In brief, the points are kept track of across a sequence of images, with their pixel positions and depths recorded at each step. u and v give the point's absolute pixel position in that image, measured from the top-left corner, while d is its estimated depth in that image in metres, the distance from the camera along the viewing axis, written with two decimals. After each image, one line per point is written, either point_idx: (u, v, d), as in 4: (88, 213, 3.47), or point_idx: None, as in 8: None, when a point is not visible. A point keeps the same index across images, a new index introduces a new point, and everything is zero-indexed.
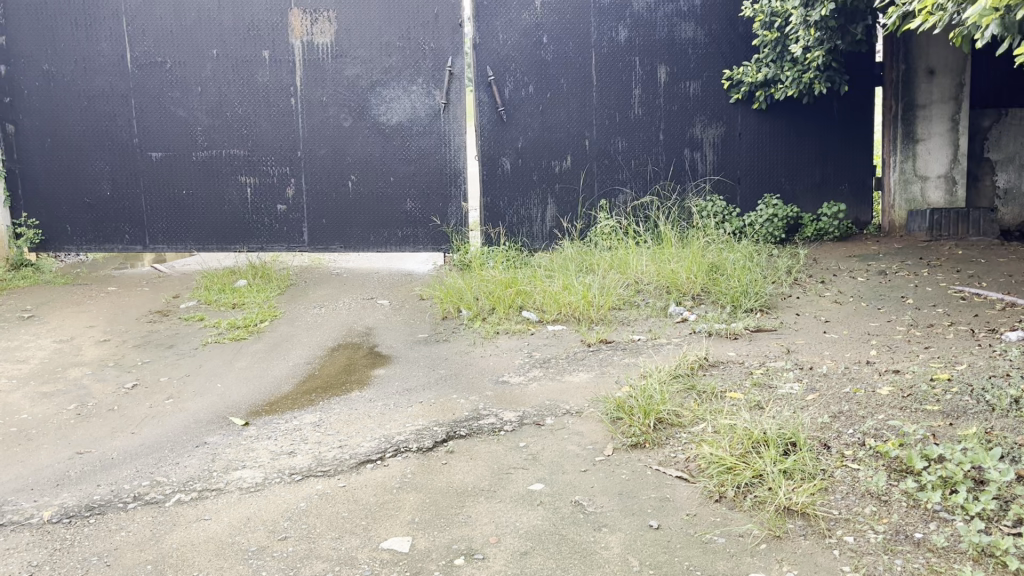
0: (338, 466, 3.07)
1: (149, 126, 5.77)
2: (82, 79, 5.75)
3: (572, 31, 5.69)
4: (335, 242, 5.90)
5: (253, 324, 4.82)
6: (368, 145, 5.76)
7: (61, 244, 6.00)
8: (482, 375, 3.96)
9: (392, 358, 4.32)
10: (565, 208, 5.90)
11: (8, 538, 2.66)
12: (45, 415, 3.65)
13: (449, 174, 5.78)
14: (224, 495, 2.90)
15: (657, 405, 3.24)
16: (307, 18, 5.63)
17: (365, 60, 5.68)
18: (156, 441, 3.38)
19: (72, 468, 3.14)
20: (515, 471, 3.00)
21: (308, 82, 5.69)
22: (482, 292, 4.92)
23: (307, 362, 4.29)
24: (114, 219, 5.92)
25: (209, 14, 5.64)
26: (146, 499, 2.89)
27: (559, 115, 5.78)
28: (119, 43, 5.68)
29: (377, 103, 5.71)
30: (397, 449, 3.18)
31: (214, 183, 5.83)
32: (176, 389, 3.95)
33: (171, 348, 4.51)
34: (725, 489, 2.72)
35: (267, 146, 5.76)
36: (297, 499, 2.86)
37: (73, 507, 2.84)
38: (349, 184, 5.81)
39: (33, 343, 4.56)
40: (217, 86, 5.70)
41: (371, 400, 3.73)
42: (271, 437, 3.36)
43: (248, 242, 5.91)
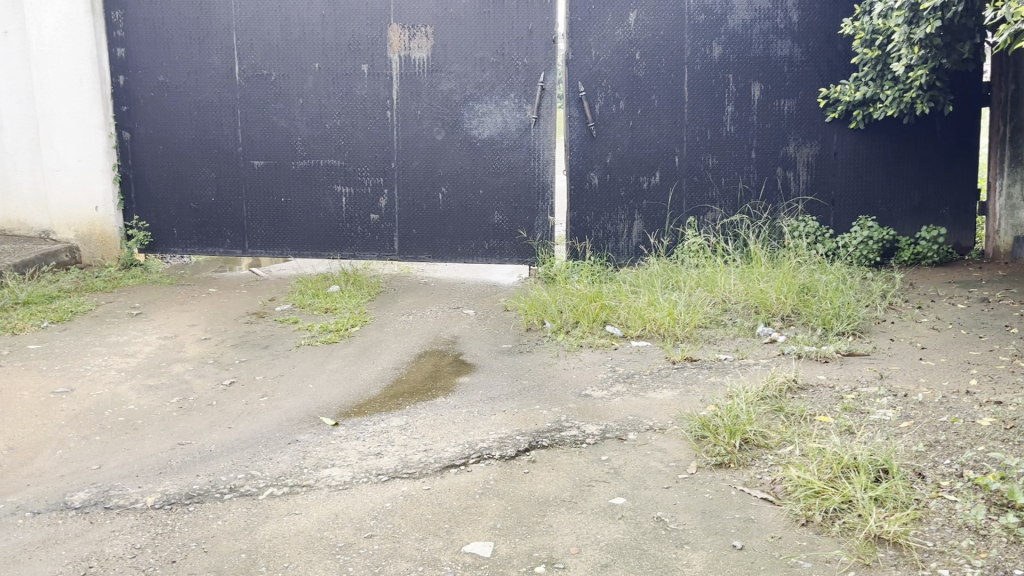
0: (423, 470, 3.14)
1: (253, 136, 6.02)
2: (193, 90, 6.03)
3: (665, 47, 5.67)
4: (423, 251, 6.05)
5: (344, 328, 4.96)
6: (459, 157, 5.88)
7: (167, 246, 6.31)
8: (565, 388, 3.97)
9: (477, 366, 4.38)
10: (652, 223, 5.88)
11: (115, 521, 2.82)
12: (149, 407, 3.85)
13: (538, 188, 5.85)
14: (314, 491, 3.00)
15: (743, 425, 3.20)
16: (406, 33, 5.78)
17: (459, 75, 5.80)
18: (250, 436, 3.52)
19: (174, 458, 3.30)
20: (596, 484, 3.01)
21: (405, 95, 5.85)
22: (566, 305, 4.93)
23: (394, 367, 4.39)
24: (217, 223, 6.19)
25: (312, 29, 5.84)
26: (241, 491, 3.01)
27: (649, 131, 5.77)
28: (229, 56, 5.95)
29: (469, 117, 5.83)
30: (480, 456, 3.24)
31: (311, 192, 6.04)
32: (270, 388, 4.10)
33: (266, 348, 4.70)
34: (813, 513, 2.67)
35: (363, 157, 5.94)
36: (383, 499, 2.94)
37: (175, 495, 2.99)
38: (440, 195, 5.95)
39: (140, 338, 4.81)
40: (318, 98, 5.91)
41: (455, 406, 3.80)
42: (359, 437, 3.46)
43: (341, 249, 6.11)
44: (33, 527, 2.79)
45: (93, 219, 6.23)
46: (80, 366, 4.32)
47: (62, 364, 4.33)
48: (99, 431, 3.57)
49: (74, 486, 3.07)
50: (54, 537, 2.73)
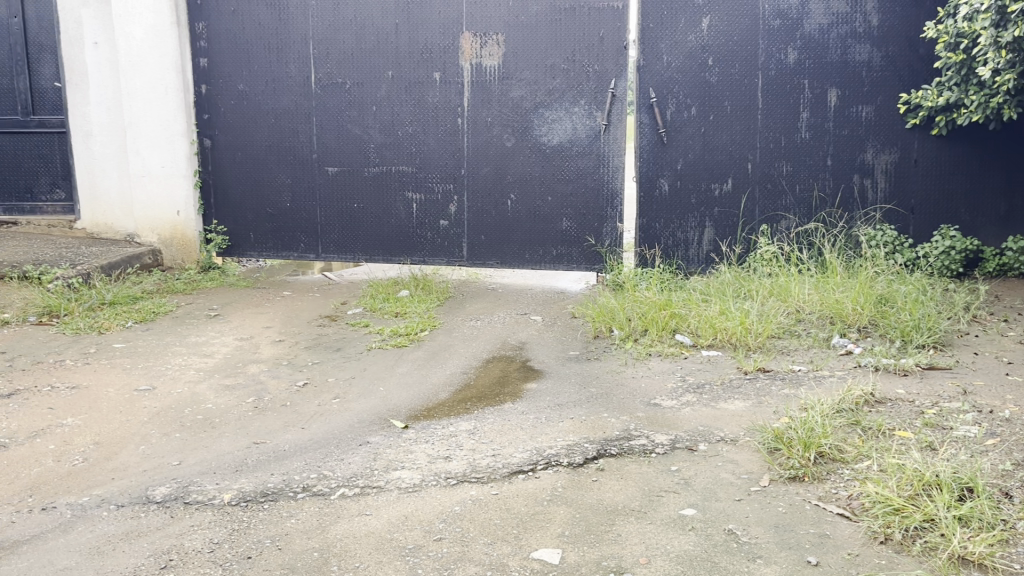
0: (492, 475, 3.15)
1: (327, 143, 6.14)
2: (271, 99, 6.19)
3: (739, 53, 5.58)
4: (491, 258, 6.09)
5: (414, 332, 5.02)
6: (528, 164, 5.90)
7: (244, 250, 6.49)
8: (634, 396, 3.94)
9: (544, 372, 4.39)
10: (724, 231, 5.80)
11: (193, 516, 2.91)
12: (226, 406, 3.96)
13: (607, 195, 5.83)
14: (384, 493, 3.04)
15: (819, 438, 3.13)
16: (477, 41, 5.83)
17: (530, 82, 5.82)
18: (322, 437, 3.58)
19: (249, 457, 3.38)
20: (666, 494, 2.98)
21: (476, 102, 5.89)
22: (635, 313, 4.89)
23: (463, 372, 4.43)
24: (292, 228, 6.34)
25: (386, 38, 5.94)
26: (314, 490, 3.07)
27: (722, 137, 5.69)
28: (306, 65, 6.09)
29: (539, 124, 5.84)
30: (548, 462, 3.23)
31: (383, 198, 6.14)
32: (342, 390, 4.18)
33: (338, 351, 4.79)
34: (892, 531, 2.59)
35: (433, 164, 6.01)
36: (451, 502, 2.96)
37: (250, 492, 3.06)
38: (509, 202, 5.98)
39: (217, 339, 4.95)
40: (391, 106, 6.01)
41: (523, 412, 3.80)
42: (429, 441, 3.49)
43: (411, 254, 6.19)
44: (117, 519, 2.90)
45: (175, 224, 6.45)
46: (162, 365, 4.47)
47: (145, 363, 4.49)
48: (179, 428, 3.68)
49: (156, 481, 3.18)
50: (136, 530, 2.82)
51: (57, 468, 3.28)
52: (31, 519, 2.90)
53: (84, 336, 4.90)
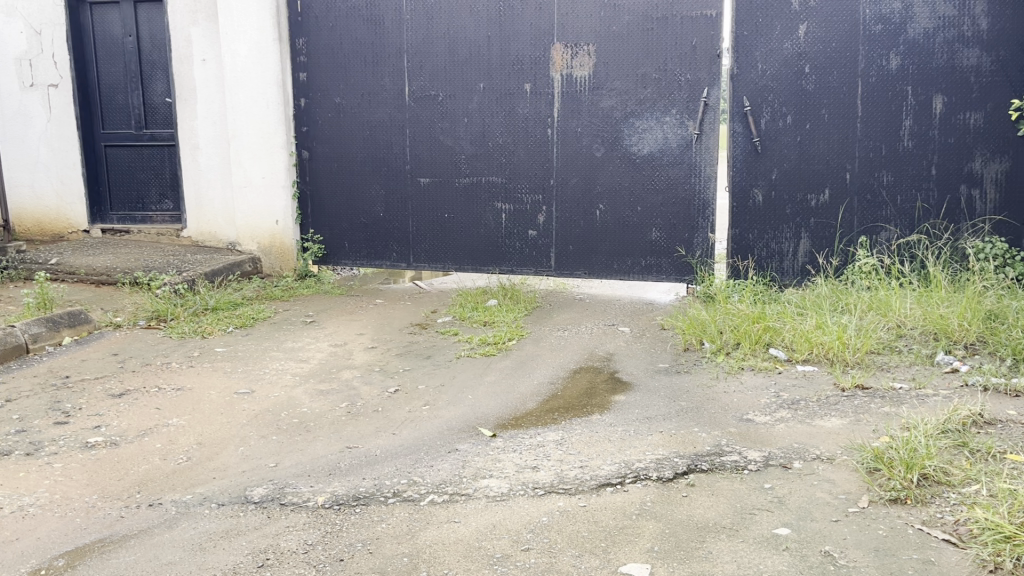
0: (579, 486, 3.14)
1: (420, 155, 6.26)
2: (367, 111, 6.34)
3: (837, 59, 5.41)
4: (580, 268, 6.09)
5: (502, 341, 5.06)
6: (618, 174, 5.88)
7: (339, 258, 6.67)
8: (726, 411, 3.86)
9: (632, 385, 4.34)
10: (820, 243, 5.64)
11: (289, 517, 3.00)
12: (321, 410, 4.07)
13: (698, 205, 5.76)
14: (472, 501, 3.07)
15: (922, 459, 3.00)
16: (568, 52, 5.83)
17: (621, 92, 5.79)
18: (413, 443, 3.64)
19: (343, 461, 3.47)
20: (759, 512, 2.90)
21: (566, 113, 5.90)
22: (727, 326, 4.79)
23: (550, 382, 4.43)
24: (385, 238, 6.48)
25: (478, 50, 6.00)
26: (404, 496, 3.12)
27: (819, 146, 5.53)
28: (400, 78, 6.21)
29: (630, 134, 5.81)
30: (637, 476, 3.20)
31: (473, 208, 6.21)
32: (432, 397, 4.24)
33: (429, 358, 4.86)
34: (1003, 559, 2.46)
35: (523, 175, 6.05)
36: (539, 513, 2.96)
37: (343, 496, 3.14)
38: (598, 212, 5.97)
39: (313, 345, 5.10)
40: (482, 117, 6.08)
41: (612, 424, 3.78)
42: (517, 450, 3.51)
43: (500, 264, 6.25)
44: (217, 517, 3.01)
45: (274, 232, 6.68)
46: (261, 369, 4.64)
47: (245, 367, 4.66)
48: (276, 431, 3.80)
49: (254, 482, 3.29)
50: (235, 528, 2.93)
51: (163, 466, 3.43)
52: (139, 514, 3.05)
53: (189, 340, 5.13)
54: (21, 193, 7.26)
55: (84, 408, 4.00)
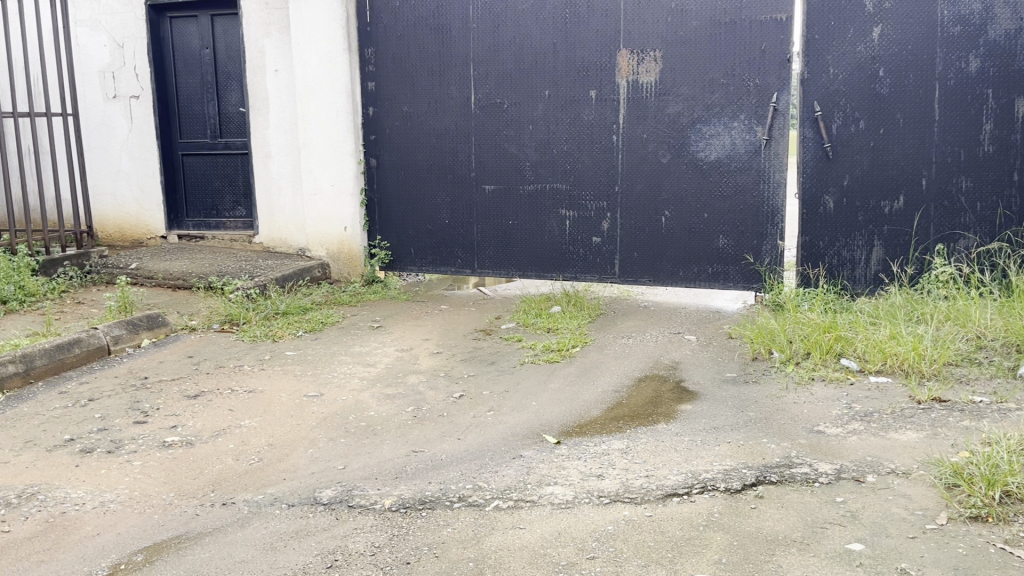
0: (645, 496, 3.11)
1: (485, 162, 6.30)
2: (433, 119, 6.41)
3: (913, 63, 5.26)
4: (645, 275, 6.04)
5: (566, 348, 5.05)
6: (684, 180, 5.82)
7: (405, 264, 6.75)
8: (795, 423, 3.78)
9: (699, 394, 4.28)
10: (895, 251, 5.49)
11: (356, 519, 3.04)
12: (388, 414, 4.12)
13: (767, 212, 5.66)
14: (537, 508, 3.06)
15: (1005, 476, 2.88)
16: (634, 58, 5.80)
17: (687, 98, 5.73)
18: (477, 449, 3.66)
19: (409, 464, 3.51)
20: (830, 526, 2.83)
21: (631, 119, 5.87)
22: (796, 335, 4.69)
23: (615, 390, 4.40)
24: (450, 244, 6.54)
25: (544, 58, 6.02)
26: (469, 501, 3.14)
27: (893, 151, 5.38)
28: (466, 86, 6.27)
29: (696, 140, 5.75)
30: (704, 487, 3.15)
31: (538, 215, 6.23)
32: (496, 403, 4.25)
33: (493, 364, 4.88)
34: None
35: (588, 181, 6.04)
36: (605, 521, 2.94)
37: (409, 499, 3.17)
38: (663, 219, 5.91)
39: (379, 350, 5.17)
40: (547, 125, 6.09)
41: (678, 434, 3.73)
42: (581, 458, 3.49)
43: (564, 270, 6.24)
44: (288, 518, 3.08)
45: (343, 239, 6.80)
46: (329, 373, 4.72)
47: (314, 370, 4.75)
48: (343, 434, 3.87)
49: (323, 483, 3.35)
50: (305, 529, 2.98)
51: (236, 466, 3.52)
52: (213, 512, 3.13)
53: (261, 343, 5.25)
54: (103, 200, 7.57)
55: (161, 408, 4.14)
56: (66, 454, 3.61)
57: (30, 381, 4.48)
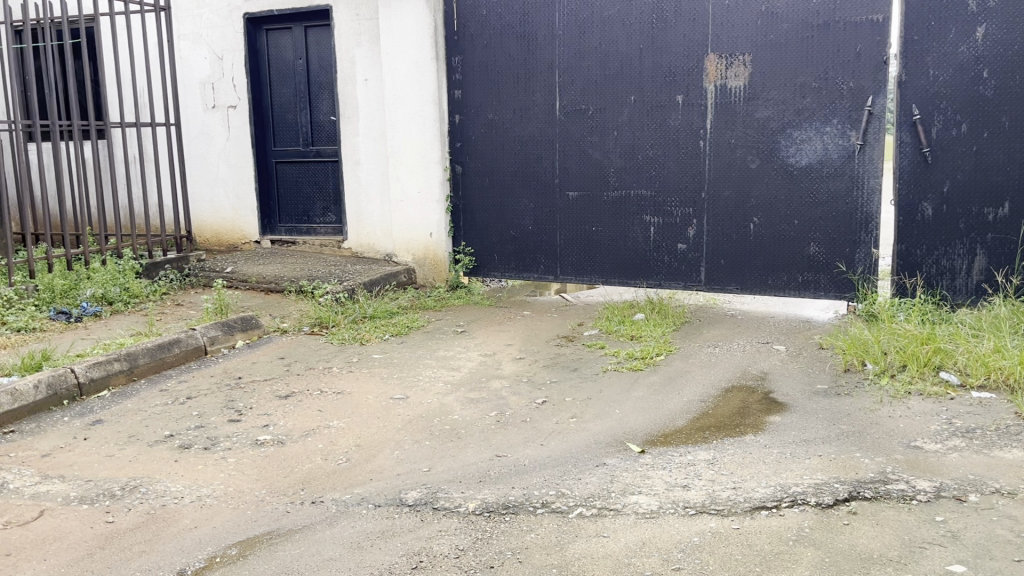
0: (732, 508, 3.04)
1: (569, 169, 6.30)
2: (518, 126, 6.44)
3: (1020, 63, 5.01)
4: (732, 283, 5.93)
5: (650, 356, 4.99)
6: (773, 187, 5.70)
7: (488, 270, 6.81)
8: (891, 437, 3.64)
9: (789, 406, 4.17)
10: (998, 259, 5.24)
11: (441, 521, 3.07)
12: (472, 418, 4.16)
13: (861, 218, 5.49)
14: (621, 516, 3.04)
15: None
16: (723, 62, 5.71)
17: (777, 102, 5.61)
18: (560, 455, 3.65)
19: (492, 469, 3.53)
20: (929, 546, 2.72)
21: (719, 124, 5.78)
22: (892, 347, 4.53)
23: (701, 399, 4.32)
24: (534, 251, 6.56)
25: (630, 63, 5.98)
26: (553, 507, 3.14)
27: (997, 156, 5.14)
28: (552, 93, 6.28)
29: (787, 145, 5.62)
30: (794, 500, 3.07)
31: (622, 221, 6.19)
32: (579, 410, 4.24)
33: (576, 371, 4.87)
34: None
35: (673, 187, 5.97)
36: (690, 533, 2.89)
37: (493, 504, 3.18)
38: (752, 226, 5.80)
39: (463, 354, 5.22)
40: (632, 131, 6.04)
41: (766, 445, 3.65)
42: (666, 467, 3.45)
43: (648, 277, 6.19)
44: (374, 518, 3.13)
45: (428, 244, 6.90)
46: (415, 376, 4.80)
47: (400, 373, 4.83)
48: (428, 436, 3.92)
49: (408, 485, 3.40)
50: (391, 529, 3.03)
51: (325, 466, 3.61)
52: (303, 510, 3.21)
53: (349, 346, 5.38)
54: (201, 205, 7.89)
55: (254, 408, 4.27)
56: (166, 450, 3.77)
57: (133, 379, 4.69)
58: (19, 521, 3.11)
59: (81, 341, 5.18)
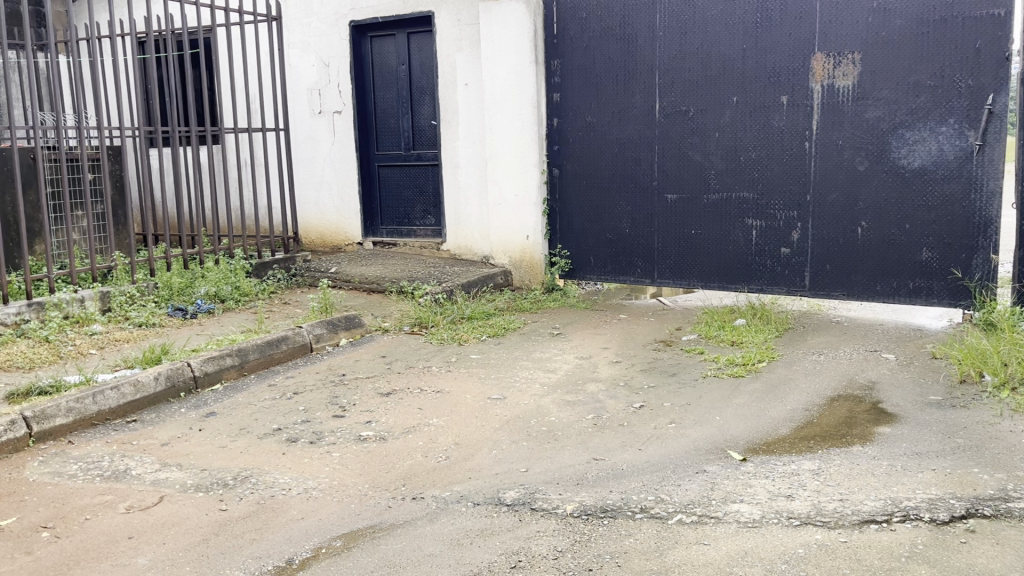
0: (840, 520, 2.95)
1: (668, 171, 6.23)
2: (617, 129, 6.41)
3: None
4: (838, 289, 5.76)
5: (752, 362, 4.88)
6: (884, 190, 5.49)
7: (584, 273, 6.80)
8: (1012, 453, 3.45)
9: (899, 417, 4.01)
10: None
11: (539, 522, 3.09)
12: (569, 420, 4.16)
13: (978, 222, 5.23)
14: (722, 525, 2.98)
15: None
16: (831, 61, 5.54)
17: (889, 101, 5.40)
18: (659, 461, 3.61)
19: (590, 472, 3.52)
20: None
21: (826, 125, 5.61)
22: (1013, 358, 4.32)
23: (805, 408, 4.20)
24: (631, 254, 6.52)
25: (732, 64, 5.87)
26: (651, 513, 3.11)
27: None
28: (651, 94, 6.22)
29: (898, 146, 5.40)
30: (906, 515, 2.95)
31: (722, 225, 6.08)
32: (678, 415, 4.18)
33: (674, 376, 4.81)
34: None
35: (777, 190, 5.83)
36: (795, 544, 2.82)
37: (591, 507, 3.18)
38: (860, 229, 5.60)
39: (559, 357, 5.23)
40: (734, 132, 5.93)
41: (875, 457, 3.52)
42: (769, 477, 3.37)
43: (749, 282, 6.06)
44: (473, 516, 3.17)
45: (525, 247, 6.94)
46: (512, 377, 4.84)
47: (497, 374, 4.88)
48: (526, 437, 3.94)
49: (506, 485, 3.43)
50: (489, 528, 3.06)
51: (425, 462, 3.68)
52: (404, 505, 3.28)
53: (448, 346, 5.46)
54: (308, 208, 8.17)
55: (357, 404, 4.39)
56: (274, 442, 3.91)
57: (244, 374, 4.90)
58: (141, 505, 3.29)
59: (197, 337, 5.44)
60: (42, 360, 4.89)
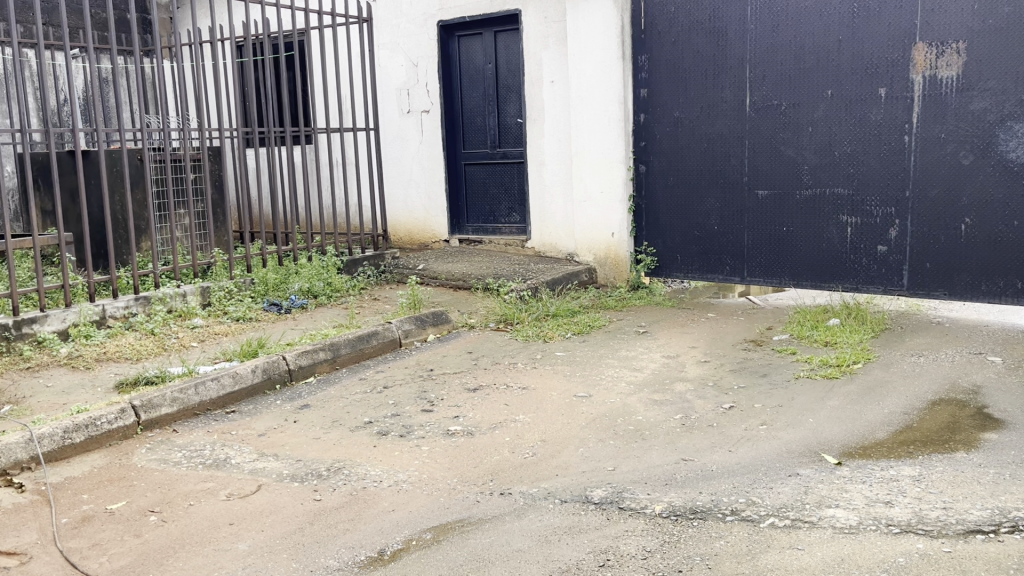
0: (943, 529, 2.83)
1: (758, 166, 6.09)
2: (705, 124, 6.31)
3: None
4: (938, 289, 5.53)
5: (846, 363, 4.74)
6: (990, 184, 5.24)
7: (671, 271, 6.71)
8: None
9: (1006, 423, 3.82)
10: None
11: (627, 521, 3.07)
12: (656, 419, 4.13)
13: None
14: (817, 530, 2.91)
15: None
16: (933, 51, 5.31)
17: (996, 92, 5.15)
18: (750, 463, 3.54)
19: (679, 472, 3.48)
20: None
21: (927, 118, 5.39)
22: None
23: (904, 412, 4.05)
24: (720, 252, 6.41)
25: (827, 55, 5.70)
26: (742, 515, 3.05)
27: None
28: (741, 89, 6.10)
29: (1007, 139, 5.15)
30: (1015, 526, 2.82)
31: (815, 222, 5.92)
32: (769, 417, 4.09)
33: (764, 376, 4.70)
34: None
35: (874, 186, 5.64)
36: (895, 552, 2.72)
37: (680, 508, 3.14)
38: (963, 226, 5.36)
39: (646, 355, 5.19)
40: (828, 126, 5.76)
41: (980, 464, 3.37)
42: (866, 482, 3.26)
43: (844, 281, 5.88)
44: (561, 513, 3.17)
45: (610, 244, 6.89)
46: (598, 374, 4.82)
47: (583, 371, 4.87)
48: (614, 436, 3.92)
49: (593, 483, 3.42)
50: (577, 526, 3.06)
51: (513, 458, 3.71)
52: (492, 501, 3.31)
53: (533, 343, 5.48)
54: (397, 206, 8.35)
55: (445, 399, 4.45)
56: (366, 435, 4.01)
57: (336, 367, 5.03)
58: (240, 493, 3.41)
59: (292, 331, 5.62)
60: (148, 351, 5.13)
